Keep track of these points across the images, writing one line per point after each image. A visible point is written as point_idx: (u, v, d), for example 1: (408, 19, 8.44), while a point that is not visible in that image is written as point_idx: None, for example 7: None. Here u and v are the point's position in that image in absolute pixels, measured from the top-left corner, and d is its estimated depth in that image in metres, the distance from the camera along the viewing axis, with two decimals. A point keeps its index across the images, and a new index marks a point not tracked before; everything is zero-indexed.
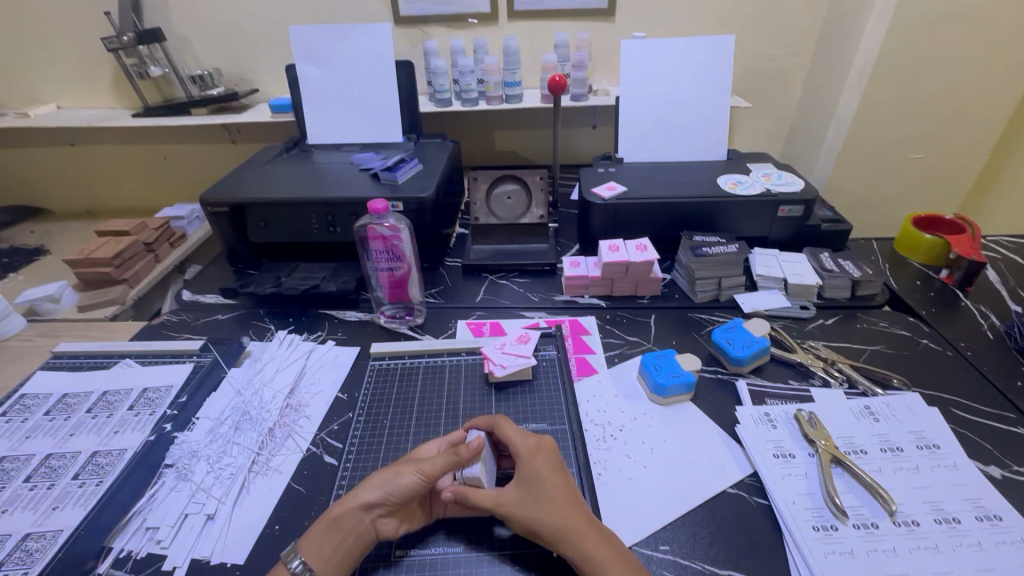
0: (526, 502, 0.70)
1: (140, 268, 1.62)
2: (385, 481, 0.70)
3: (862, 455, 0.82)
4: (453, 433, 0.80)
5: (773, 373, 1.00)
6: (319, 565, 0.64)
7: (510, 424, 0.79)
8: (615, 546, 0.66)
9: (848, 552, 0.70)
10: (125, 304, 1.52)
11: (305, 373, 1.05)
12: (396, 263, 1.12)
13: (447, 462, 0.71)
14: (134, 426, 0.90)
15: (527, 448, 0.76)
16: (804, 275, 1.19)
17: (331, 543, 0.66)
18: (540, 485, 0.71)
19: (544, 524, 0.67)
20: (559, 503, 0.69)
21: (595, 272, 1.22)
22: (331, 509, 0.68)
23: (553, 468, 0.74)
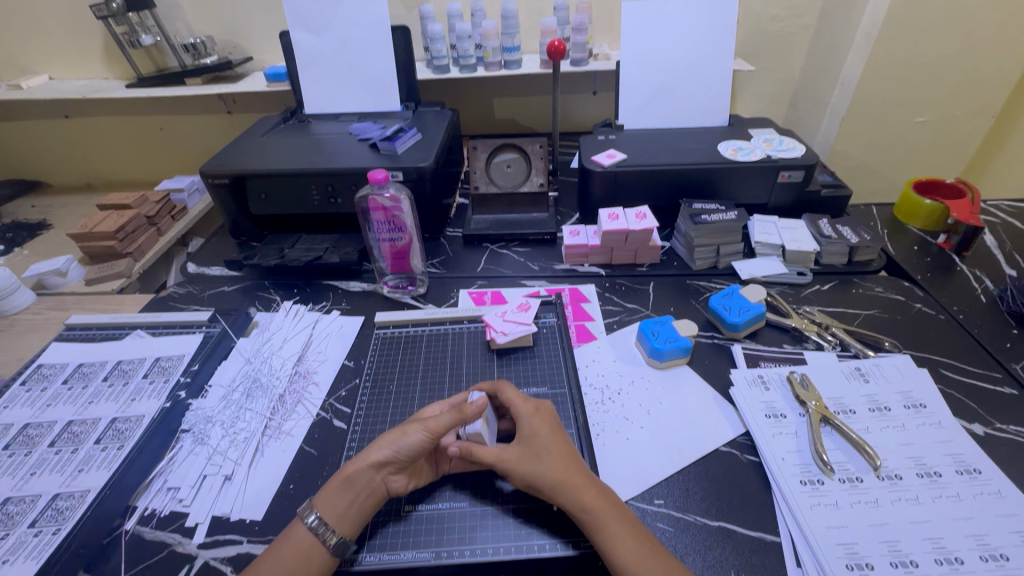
0: (526, 458, 0.73)
1: (144, 242, 1.63)
2: (392, 440, 0.73)
3: (851, 414, 0.85)
4: (456, 397, 0.83)
5: (768, 338, 1.03)
6: (333, 519, 0.67)
7: (511, 388, 0.82)
8: (612, 498, 0.70)
9: (833, 504, 0.73)
10: (130, 277, 1.54)
11: (311, 343, 1.07)
12: (397, 234, 1.13)
13: (451, 420, 0.74)
14: (150, 393, 0.93)
15: (528, 408, 0.79)
16: (802, 242, 1.20)
17: (343, 500, 0.69)
18: (540, 442, 0.75)
19: (544, 478, 0.71)
20: (559, 460, 0.72)
21: (594, 241, 1.23)
22: (343, 468, 0.72)
23: (552, 427, 0.78)
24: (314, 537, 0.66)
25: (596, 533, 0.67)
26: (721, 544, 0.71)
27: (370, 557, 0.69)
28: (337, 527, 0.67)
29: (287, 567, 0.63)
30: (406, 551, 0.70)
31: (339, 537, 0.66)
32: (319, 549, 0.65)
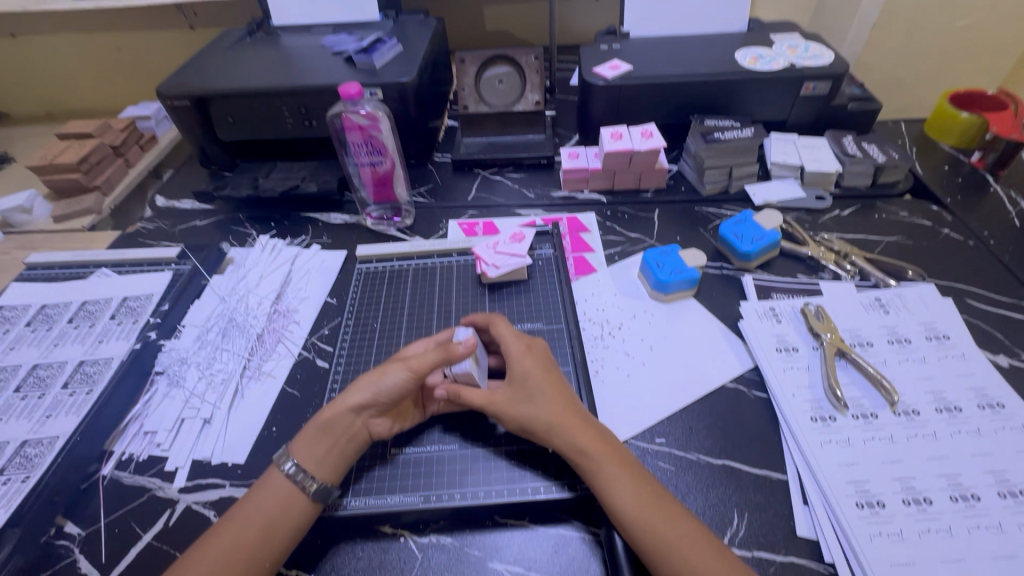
0: (518, 399, 0.69)
1: (113, 174, 1.48)
2: (372, 382, 0.68)
3: (868, 347, 0.79)
4: (442, 334, 0.78)
5: (781, 268, 0.95)
6: (312, 465, 0.64)
7: (504, 323, 0.76)
8: (609, 439, 0.66)
9: (845, 441, 0.69)
10: (102, 215, 1.41)
11: (290, 279, 1.00)
12: (378, 158, 1.03)
13: (436, 359, 0.69)
14: (118, 335, 0.87)
15: (520, 346, 0.73)
16: (824, 162, 1.09)
17: (321, 447, 0.65)
18: (533, 383, 0.70)
19: (537, 419, 0.67)
20: (552, 400, 0.68)
21: (595, 165, 1.12)
22: (319, 414, 0.68)
23: (546, 366, 0.72)
24: (292, 485, 0.63)
25: (591, 476, 0.63)
26: (725, 484, 0.68)
27: (356, 502, 0.66)
28: (316, 474, 0.63)
29: (263, 515, 0.61)
30: (393, 495, 0.67)
31: (319, 484, 0.63)
32: (298, 496, 0.62)
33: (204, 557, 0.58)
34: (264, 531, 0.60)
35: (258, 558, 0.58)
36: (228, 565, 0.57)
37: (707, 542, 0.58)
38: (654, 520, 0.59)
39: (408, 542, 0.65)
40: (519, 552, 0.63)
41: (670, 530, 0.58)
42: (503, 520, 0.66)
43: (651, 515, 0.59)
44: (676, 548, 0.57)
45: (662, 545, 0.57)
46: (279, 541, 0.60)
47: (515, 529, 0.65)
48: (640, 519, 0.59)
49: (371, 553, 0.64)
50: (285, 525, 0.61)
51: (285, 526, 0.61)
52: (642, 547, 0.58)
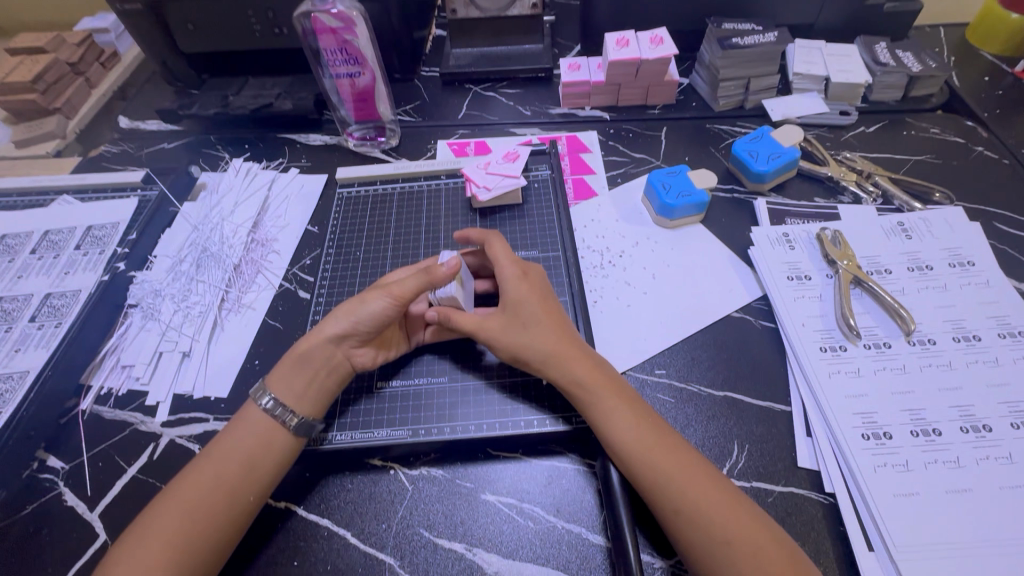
0: (511, 328, 0.64)
1: (74, 96, 1.24)
2: (351, 311, 0.64)
3: (886, 274, 0.74)
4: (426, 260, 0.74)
5: (797, 190, 0.88)
6: (291, 400, 0.61)
7: (500, 245, 0.71)
8: (607, 370, 0.63)
9: (854, 371, 0.66)
10: (66, 139, 1.19)
11: (267, 206, 0.93)
12: (355, 69, 0.90)
13: (418, 284, 0.65)
14: (85, 267, 0.82)
15: (514, 274, 0.68)
16: (852, 72, 0.98)
17: (301, 380, 0.62)
18: (528, 311, 0.65)
19: (531, 349, 0.63)
20: (548, 329, 0.64)
21: (598, 77, 1.02)
22: (297, 345, 0.64)
23: (542, 295, 0.68)
24: (272, 420, 0.60)
25: (588, 408, 0.60)
26: (726, 415, 0.66)
27: (342, 436, 0.64)
28: (296, 409, 0.61)
29: (243, 450, 0.58)
30: (381, 429, 0.65)
31: (299, 419, 0.60)
32: (280, 431, 0.60)
33: (183, 492, 0.56)
34: (245, 466, 0.57)
35: (240, 493, 0.56)
36: (209, 500, 0.55)
37: (708, 474, 0.55)
38: (653, 453, 0.56)
39: (398, 474, 0.63)
40: (512, 483, 0.62)
41: (669, 462, 0.55)
42: (496, 452, 0.64)
43: (650, 448, 0.56)
44: (676, 480, 0.54)
45: (659, 478, 0.55)
46: (262, 475, 0.58)
47: (508, 461, 0.63)
48: (638, 452, 0.56)
49: (360, 485, 0.62)
50: (266, 461, 0.58)
51: (266, 461, 0.58)
52: (640, 478, 0.56)
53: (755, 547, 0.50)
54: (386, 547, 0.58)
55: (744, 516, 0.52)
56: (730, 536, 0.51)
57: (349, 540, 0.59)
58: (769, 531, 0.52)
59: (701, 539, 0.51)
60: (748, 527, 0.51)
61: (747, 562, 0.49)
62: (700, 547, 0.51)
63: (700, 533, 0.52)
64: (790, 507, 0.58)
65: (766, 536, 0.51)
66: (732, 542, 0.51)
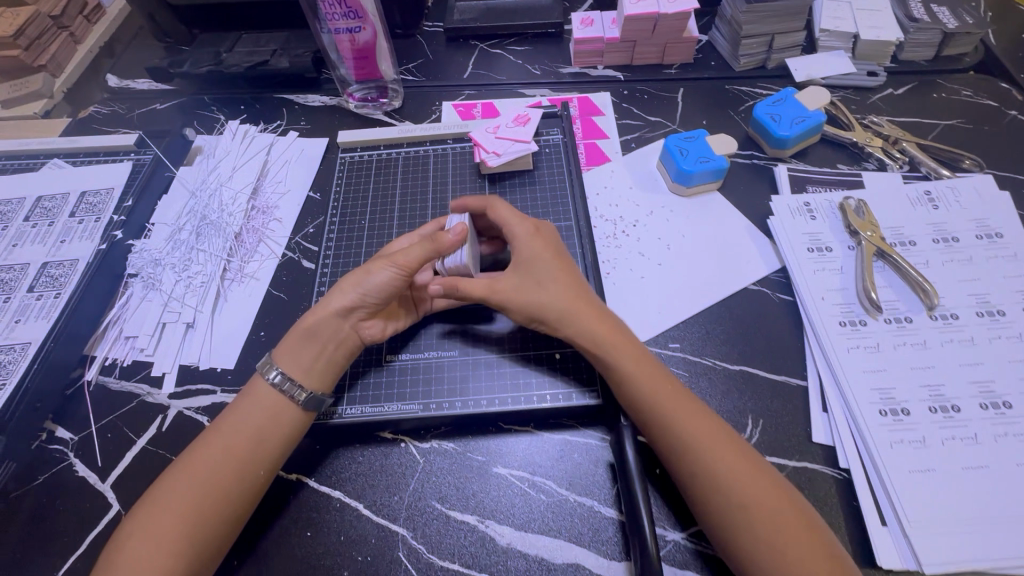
0: (527, 287, 0.62)
1: (59, 51, 1.15)
2: (357, 283, 0.62)
3: (909, 246, 0.71)
4: (428, 227, 0.71)
5: (819, 156, 0.84)
6: (298, 374, 0.60)
7: (507, 207, 0.68)
8: (623, 329, 0.61)
9: (874, 346, 0.64)
10: (54, 99, 1.12)
11: (267, 171, 0.89)
12: (355, 24, 0.84)
13: (424, 253, 0.62)
14: (81, 235, 0.79)
15: (527, 230, 0.66)
16: (883, 28, 0.92)
17: (309, 353, 0.61)
18: (544, 270, 0.63)
19: (550, 306, 0.61)
20: (564, 288, 0.62)
21: (613, 34, 0.96)
22: (304, 318, 0.62)
23: (556, 253, 0.65)
24: (279, 394, 0.59)
25: (607, 368, 0.59)
26: (740, 389, 0.65)
27: (351, 411, 0.63)
28: (302, 382, 0.60)
29: (250, 426, 0.57)
30: (391, 403, 0.64)
31: (307, 393, 0.59)
32: (284, 408, 0.59)
33: (194, 467, 0.55)
34: (254, 441, 0.57)
35: (250, 467, 0.56)
36: (220, 475, 0.54)
37: (725, 436, 0.55)
38: (672, 413, 0.55)
39: (408, 448, 0.63)
40: (524, 457, 0.62)
41: (689, 423, 0.55)
42: (507, 426, 0.64)
43: (668, 408, 0.55)
44: (694, 442, 0.54)
45: (679, 438, 0.54)
46: (271, 449, 0.57)
47: (520, 435, 0.63)
48: (658, 412, 0.56)
49: (371, 458, 0.62)
50: (274, 436, 0.58)
51: (274, 435, 0.58)
52: (659, 438, 0.55)
53: (770, 510, 0.50)
54: (398, 519, 0.58)
55: (760, 478, 0.52)
56: (745, 497, 0.51)
57: (361, 512, 0.59)
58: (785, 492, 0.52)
59: (717, 500, 0.52)
60: (767, 492, 0.51)
61: (761, 524, 0.50)
62: (714, 508, 0.52)
63: (717, 494, 0.52)
64: (803, 482, 0.58)
65: (783, 500, 0.51)
66: (751, 504, 0.51)
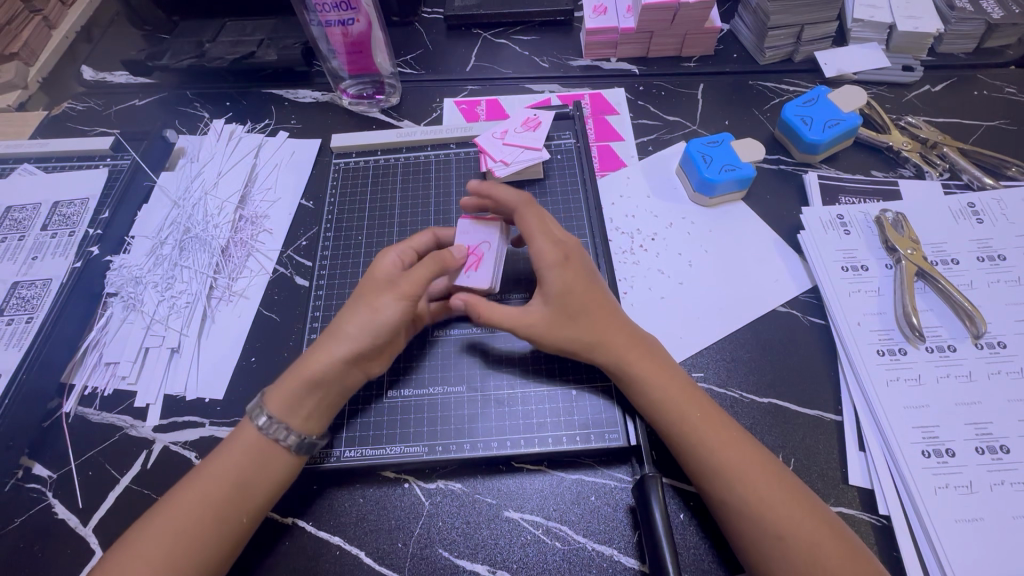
0: (558, 319, 0.57)
1: (32, 36, 1.02)
2: (364, 326, 0.56)
3: (952, 265, 0.66)
4: (423, 239, 0.64)
5: (852, 162, 0.78)
6: (296, 421, 0.55)
7: (536, 228, 0.60)
8: (662, 359, 0.57)
9: (915, 379, 0.60)
10: (30, 90, 1.00)
11: (255, 176, 0.83)
12: (349, 15, 0.75)
13: (430, 273, 0.58)
14: (54, 251, 0.73)
15: (553, 256, 0.58)
16: (922, 18, 0.85)
17: (311, 402, 0.55)
18: (574, 297, 0.57)
19: (578, 340, 0.57)
20: (598, 316, 0.57)
21: (628, 24, 0.88)
22: (304, 364, 0.56)
23: (587, 277, 0.59)
24: (268, 442, 0.54)
25: (639, 397, 0.55)
26: (770, 423, 0.60)
27: (350, 453, 0.59)
28: (299, 430, 0.55)
29: (235, 466, 0.52)
30: (393, 444, 0.59)
31: (302, 440, 0.54)
32: (271, 456, 0.54)
33: (170, 515, 0.50)
34: (233, 485, 0.52)
35: (231, 512, 0.51)
36: (198, 526, 0.49)
37: (766, 467, 0.50)
38: (713, 442, 0.51)
39: (412, 489, 0.58)
40: (538, 499, 0.57)
41: (735, 459, 0.50)
42: (519, 464, 0.59)
43: (707, 439, 0.51)
44: (733, 474, 0.50)
45: (723, 476, 0.50)
46: (253, 494, 0.52)
47: (534, 477, 0.58)
48: (694, 442, 0.52)
49: (372, 500, 0.57)
50: (259, 482, 0.53)
51: (259, 481, 0.53)
52: (700, 471, 0.51)
53: (815, 549, 0.46)
54: (403, 569, 0.54)
55: (808, 515, 0.48)
56: (786, 531, 0.47)
57: (362, 560, 0.54)
58: (831, 527, 0.47)
59: (766, 548, 0.47)
60: (820, 533, 0.47)
61: (802, 563, 0.45)
62: (751, 545, 0.48)
63: (767, 539, 0.47)
64: None
65: (831, 538, 0.46)
66: (807, 550, 0.46)
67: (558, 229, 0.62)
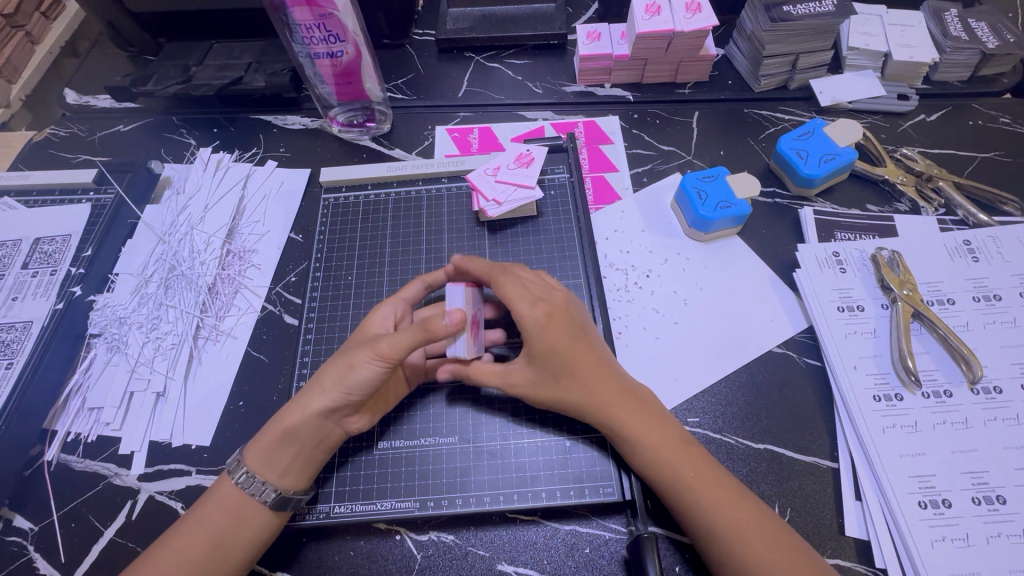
0: (542, 380, 0.57)
1: (14, 55, 0.99)
2: (339, 379, 0.55)
3: (948, 306, 0.66)
4: (412, 290, 0.63)
5: (847, 195, 0.78)
6: (271, 474, 0.54)
7: (513, 288, 0.59)
8: (653, 409, 0.56)
9: (911, 426, 0.59)
10: (12, 108, 0.98)
11: (243, 208, 0.81)
12: (337, 46, 0.74)
13: (413, 340, 0.54)
14: (35, 291, 0.72)
15: (539, 321, 0.57)
16: (917, 47, 0.84)
17: (287, 455, 0.54)
18: (559, 359, 0.56)
19: (567, 400, 0.57)
20: (584, 373, 0.56)
21: (621, 51, 0.87)
22: (283, 416, 0.55)
23: (574, 334, 0.58)
24: (243, 496, 0.53)
25: (632, 456, 0.54)
26: (766, 471, 0.59)
27: (340, 508, 0.58)
28: (276, 483, 0.53)
29: (212, 527, 0.51)
30: (384, 499, 0.58)
31: (277, 493, 0.53)
32: (249, 511, 0.53)
33: None
34: (213, 547, 0.51)
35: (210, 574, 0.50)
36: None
37: (760, 520, 0.50)
38: (705, 500, 0.51)
39: (405, 541, 0.57)
40: (531, 552, 0.56)
41: (731, 515, 0.50)
42: (513, 515, 0.58)
43: (701, 497, 0.51)
44: (726, 530, 0.49)
45: (719, 538, 0.49)
46: (233, 553, 0.51)
47: (528, 529, 0.57)
48: (687, 498, 0.51)
49: (363, 554, 0.56)
50: (238, 540, 0.52)
51: (238, 541, 0.52)
52: (699, 532, 0.51)
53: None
54: None
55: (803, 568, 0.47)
56: None
57: None
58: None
59: None
60: None
61: None
62: None
63: None
64: None
65: None
66: None
67: (538, 287, 0.60)
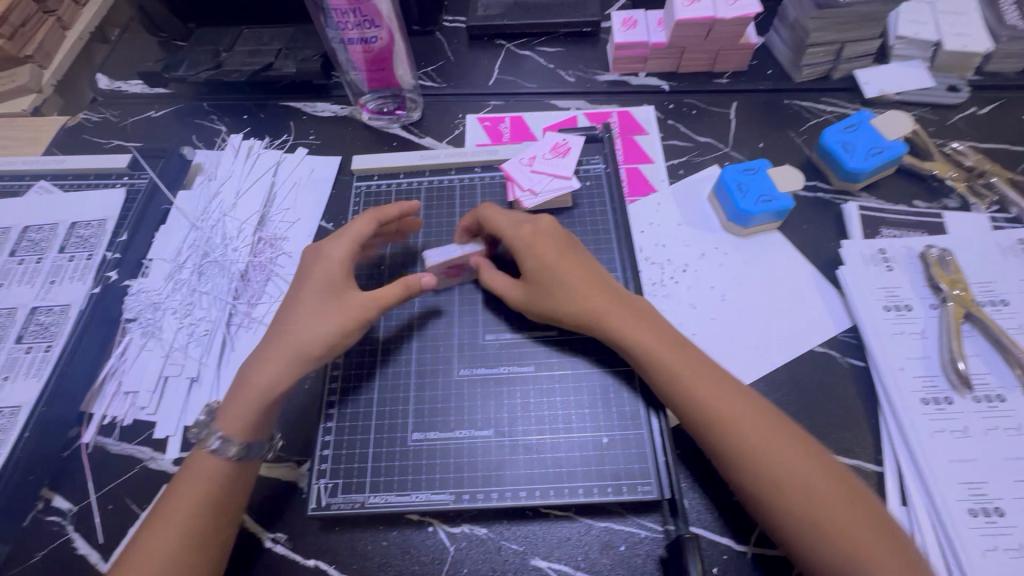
0: (538, 293, 0.61)
1: (46, 39, 0.98)
2: (306, 333, 0.58)
3: (1002, 307, 0.63)
4: (362, 230, 0.64)
5: (894, 190, 0.75)
6: (251, 431, 0.56)
7: (494, 218, 0.65)
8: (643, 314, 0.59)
9: (961, 431, 0.57)
10: (44, 93, 0.98)
11: (274, 196, 0.81)
12: (371, 32, 0.73)
13: (386, 300, 0.59)
14: (72, 275, 0.72)
15: (523, 238, 0.62)
16: (971, 37, 0.80)
17: (255, 409, 0.57)
18: (549, 272, 0.60)
19: (568, 311, 0.59)
20: (579, 284, 0.60)
21: (658, 39, 0.85)
22: (250, 375, 0.58)
23: (559, 250, 0.62)
24: (228, 456, 0.55)
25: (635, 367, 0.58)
26: None
27: (375, 499, 0.57)
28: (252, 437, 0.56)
29: (205, 490, 0.53)
30: (417, 491, 0.58)
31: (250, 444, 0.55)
32: (250, 466, 0.56)
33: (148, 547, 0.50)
34: (209, 508, 0.52)
35: (209, 533, 0.52)
36: (179, 546, 0.50)
37: (758, 436, 0.51)
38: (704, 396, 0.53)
39: (438, 532, 0.57)
40: (566, 548, 0.55)
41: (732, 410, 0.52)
42: (547, 510, 0.57)
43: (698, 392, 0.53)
44: (756, 473, 0.49)
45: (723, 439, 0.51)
46: (228, 510, 0.53)
47: (562, 524, 0.56)
48: (684, 397, 0.53)
49: (396, 545, 0.56)
50: (232, 496, 0.54)
51: (232, 498, 0.54)
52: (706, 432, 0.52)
53: (846, 546, 0.45)
54: None
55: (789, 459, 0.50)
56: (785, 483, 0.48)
57: None
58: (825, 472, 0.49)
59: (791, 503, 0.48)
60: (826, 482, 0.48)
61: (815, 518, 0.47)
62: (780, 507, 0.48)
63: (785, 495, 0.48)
64: None
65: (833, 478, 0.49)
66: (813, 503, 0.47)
67: (517, 216, 0.65)
